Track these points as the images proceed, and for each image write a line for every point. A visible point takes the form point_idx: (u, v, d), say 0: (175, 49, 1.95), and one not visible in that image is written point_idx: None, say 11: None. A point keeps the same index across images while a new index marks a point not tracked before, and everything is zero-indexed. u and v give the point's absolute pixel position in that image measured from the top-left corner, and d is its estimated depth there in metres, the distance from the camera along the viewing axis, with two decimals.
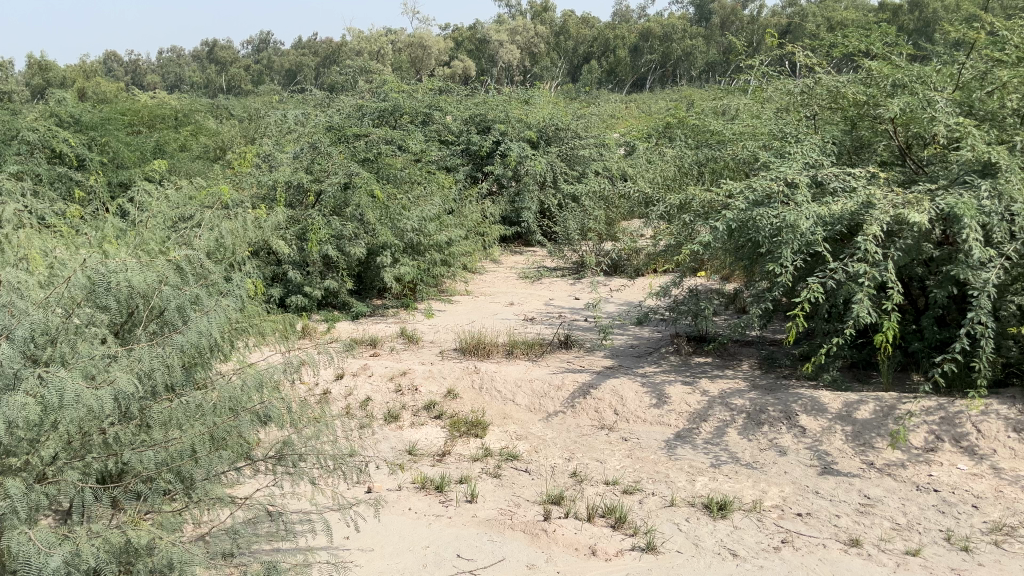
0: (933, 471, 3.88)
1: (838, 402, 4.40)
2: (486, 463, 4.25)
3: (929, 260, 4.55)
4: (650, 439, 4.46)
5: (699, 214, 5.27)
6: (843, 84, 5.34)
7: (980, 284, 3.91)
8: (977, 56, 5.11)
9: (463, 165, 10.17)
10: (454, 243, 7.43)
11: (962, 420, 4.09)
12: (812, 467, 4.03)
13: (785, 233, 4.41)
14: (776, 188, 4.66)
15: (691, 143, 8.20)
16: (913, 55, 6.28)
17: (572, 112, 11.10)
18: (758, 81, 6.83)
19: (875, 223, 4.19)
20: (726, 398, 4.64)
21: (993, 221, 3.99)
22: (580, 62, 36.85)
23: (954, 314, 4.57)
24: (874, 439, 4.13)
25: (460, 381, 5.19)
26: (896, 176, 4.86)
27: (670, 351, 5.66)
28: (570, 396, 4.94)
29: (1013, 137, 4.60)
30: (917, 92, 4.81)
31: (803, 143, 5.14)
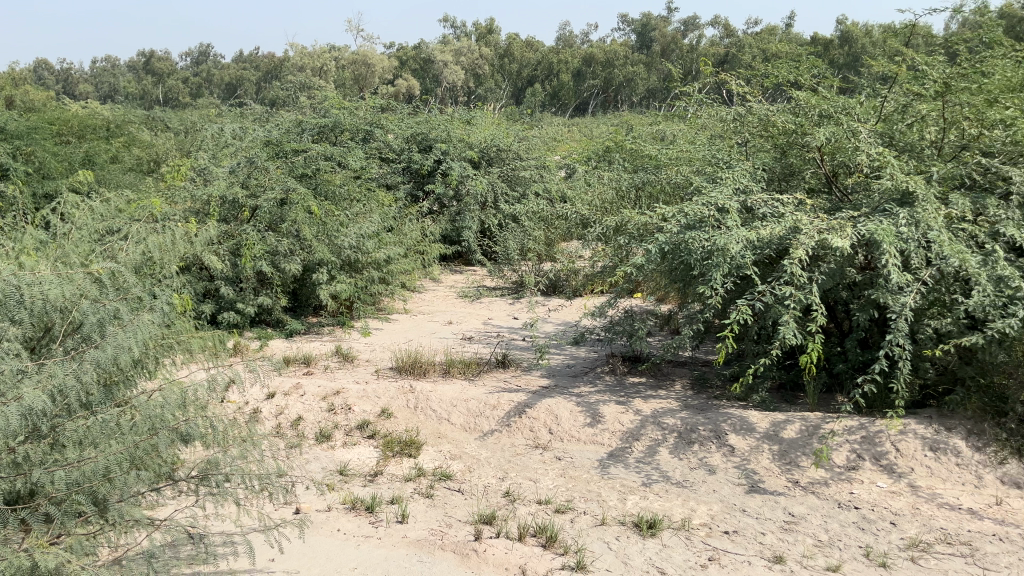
0: (854, 489, 3.99)
1: (766, 422, 4.50)
2: (418, 483, 4.21)
3: (853, 284, 4.70)
4: (583, 458, 4.49)
5: (634, 235, 5.35)
6: (773, 112, 5.52)
7: (899, 308, 4.04)
8: (899, 89, 5.32)
9: (404, 184, 10.16)
10: (392, 261, 7.39)
11: (882, 439, 4.22)
12: (739, 486, 4.11)
13: (715, 256, 4.51)
14: (708, 213, 4.77)
15: (629, 167, 8.35)
16: (840, 87, 6.52)
17: (513, 134, 11.18)
18: (693, 108, 7.00)
19: (801, 247, 4.31)
20: (658, 418, 4.71)
21: (911, 247, 4.15)
22: (523, 85, 37.31)
23: (875, 336, 4.73)
24: (799, 458, 4.24)
25: (395, 401, 5.15)
26: (822, 203, 5.03)
27: (605, 371, 5.73)
28: (506, 415, 4.94)
29: (931, 168, 4.81)
30: (842, 123, 5.00)
31: (735, 169, 5.28)
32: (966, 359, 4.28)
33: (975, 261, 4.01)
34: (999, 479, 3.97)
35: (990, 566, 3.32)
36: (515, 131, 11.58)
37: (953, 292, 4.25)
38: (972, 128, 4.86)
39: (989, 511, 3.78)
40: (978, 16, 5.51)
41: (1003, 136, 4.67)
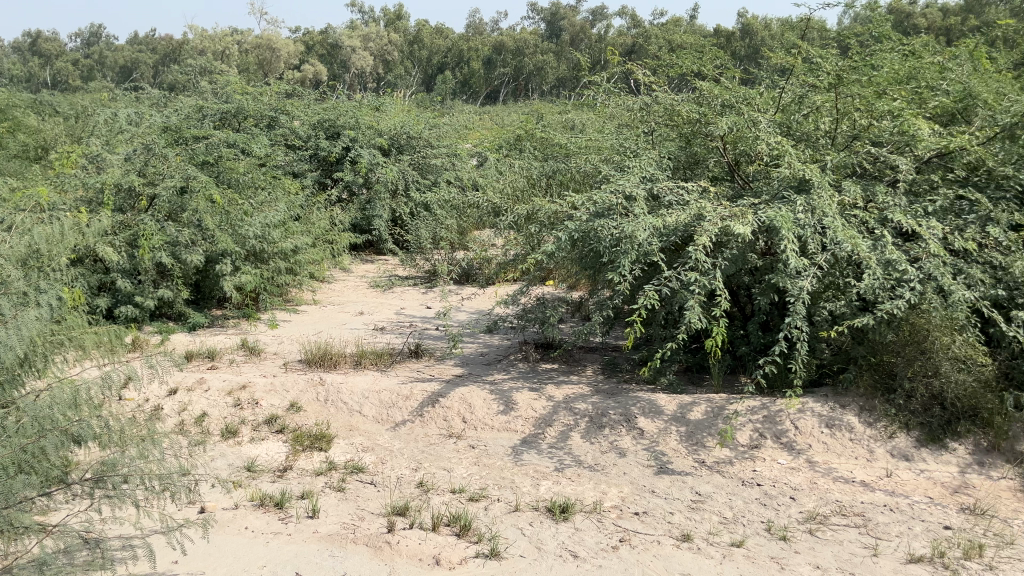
0: (756, 467, 4.14)
1: (673, 405, 4.62)
2: (330, 477, 4.13)
3: (754, 269, 4.87)
4: (497, 446, 4.50)
5: (545, 223, 5.39)
6: (678, 102, 5.64)
7: (797, 291, 4.20)
8: (796, 81, 5.51)
9: (311, 171, 9.93)
10: (300, 251, 7.21)
11: (782, 418, 4.40)
12: (649, 467, 4.21)
13: (623, 243, 4.58)
14: (616, 201, 4.84)
15: (540, 155, 8.39)
16: (741, 78, 6.72)
17: (423, 121, 11.06)
18: (601, 96, 7.08)
19: (705, 234, 4.42)
20: (570, 403, 4.77)
21: (807, 233, 4.32)
22: (433, 72, 37.02)
23: (775, 319, 4.91)
24: (705, 439, 4.38)
25: (304, 394, 5.04)
26: (724, 191, 5.17)
27: (518, 358, 5.76)
28: (419, 405, 4.91)
29: (825, 156, 5.01)
30: (743, 113, 5.15)
31: (642, 158, 5.38)
32: (858, 339, 4.49)
33: (866, 246, 4.20)
34: (889, 452, 4.20)
35: (881, 535, 3.51)
36: (426, 118, 11.46)
37: (846, 276, 4.44)
38: (863, 119, 5.09)
39: (880, 483, 3.99)
40: (868, 11, 5.77)
41: (890, 127, 4.93)
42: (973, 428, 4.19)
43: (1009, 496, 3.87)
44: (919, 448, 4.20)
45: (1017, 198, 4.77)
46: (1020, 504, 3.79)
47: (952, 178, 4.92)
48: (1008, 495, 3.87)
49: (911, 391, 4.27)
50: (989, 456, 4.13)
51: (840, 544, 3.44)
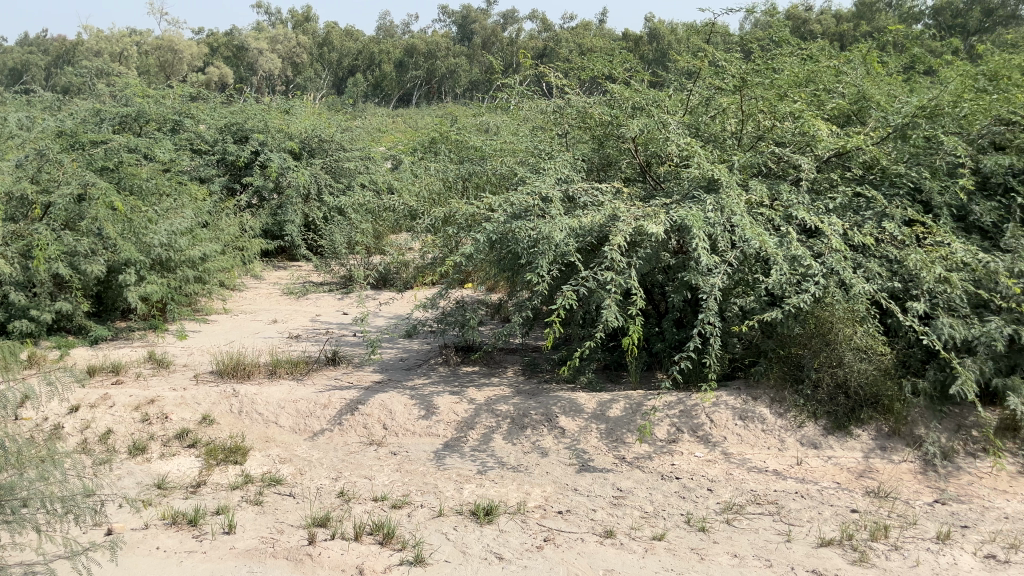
0: (674, 461, 4.24)
1: (593, 403, 4.69)
2: (246, 491, 4.01)
3: (667, 267, 4.98)
4: (419, 451, 4.46)
5: (462, 226, 5.37)
6: (591, 105, 5.73)
7: (709, 288, 4.31)
8: (703, 83, 5.66)
9: (218, 176, 9.64)
10: (209, 258, 6.97)
11: (698, 412, 4.51)
12: (571, 466, 4.25)
13: (541, 244, 4.60)
14: (532, 203, 4.87)
15: (456, 158, 8.37)
16: (651, 81, 6.85)
17: (335, 124, 10.88)
18: (515, 99, 7.12)
19: (620, 233, 4.49)
20: (491, 405, 4.77)
21: (717, 231, 4.44)
22: (344, 75, 36.50)
23: (689, 316, 5.04)
24: (625, 435, 4.45)
25: (217, 406, 4.88)
26: (637, 192, 5.27)
27: (438, 362, 5.73)
28: (337, 413, 4.81)
29: (732, 157, 5.17)
30: (653, 115, 5.27)
31: (556, 160, 5.43)
32: (768, 333, 4.64)
33: (773, 243, 4.34)
34: (799, 441, 4.36)
35: (794, 521, 3.63)
36: (338, 121, 11.27)
37: (755, 272, 4.58)
38: (766, 120, 5.25)
39: (792, 471, 4.14)
40: (769, 17, 5.99)
41: (792, 128, 5.13)
42: (875, 415, 4.39)
43: (910, 478, 4.06)
44: (826, 436, 4.37)
45: (909, 195, 5.03)
46: (921, 485, 3.99)
47: (850, 177, 5.14)
48: (909, 478, 4.06)
49: (817, 380, 4.44)
50: (891, 440, 4.32)
51: (756, 532, 3.54)
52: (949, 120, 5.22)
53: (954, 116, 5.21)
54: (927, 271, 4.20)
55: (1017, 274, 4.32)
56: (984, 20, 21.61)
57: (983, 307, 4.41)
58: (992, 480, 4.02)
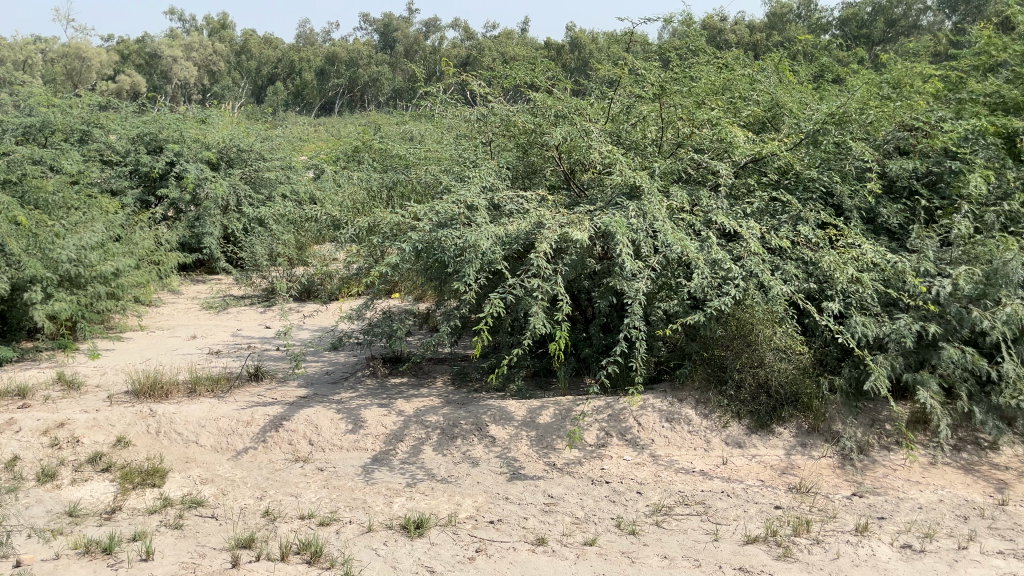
0: (604, 465, 4.28)
1: (522, 410, 4.70)
2: (164, 515, 3.85)
3: (593, 274, 5.03)
4: (346, 466, 4.37)
5: (387, 236, 5.31)
6: (514, 113, 5.76)
7: (633, 293, 4.36)
8: (623, 91, 5.75)
9: (131, 188, 9.30)
10: (123, 274, 6.67)
11: (626, 416, 4.57)
12: (502, 474, 4.23)
13: (467, 253, 4.57)
14: (458, 211, 4.84)
15: (379, 167, 8.29)
16: (572, 89, 6.93)
17: (254, 134, 10.62)
18: (438, 107, 7.09)
19: (545, 240, 4.50)
20: (420, 417, 4.73)
21: (640, 236, 4.50)
22: (263, 82, 35.78)
23: (615, 321, 5.10)
24: (555, 441, 4.47)
25: (133, 427, 4.69)
26: (562, 199, 5.31)
27: (366, 375, 5.64)
28: (261, 430, 4.68)
29: (653, 164, 5.27)
30: (576, 123, 5.32)
31: (481, 168, 5.43)
32: (691, 336, 4.73)
33: (694, 248, 4.42)
34: (724, 441, 4.45)
35: (722, 520, 3.70)
36: (257, 130, 11.01)
37: (678, 276, 4.66)
38: (685, 127, 5.37)
39: (718, 471, 4.22)
40: (686, 27, 6.14)
41: (710, 135, 5.25)
42: (796, 412, 4.51)
43: (829, 473, 4.19)
44: (750, 435, 4.48)
45: (821, 199, 5.22)
46: (839, 479, 4.11)
47: (766, 182, 5.30)
48: (828, 472, 4.19)
49: (739, 381, 4.55)
50: (811, 437, 4.45)
51: (684, 532, 3.59)
52: (856, 127, 5.42)
53: (861, 122, 5.43)
54: (840, 272, 4.34)
55: (923, 273, 4.50)
56: (886, 30, 22.70)
57: (893, 306, 4.58)
58: (905, 472, 4.17)
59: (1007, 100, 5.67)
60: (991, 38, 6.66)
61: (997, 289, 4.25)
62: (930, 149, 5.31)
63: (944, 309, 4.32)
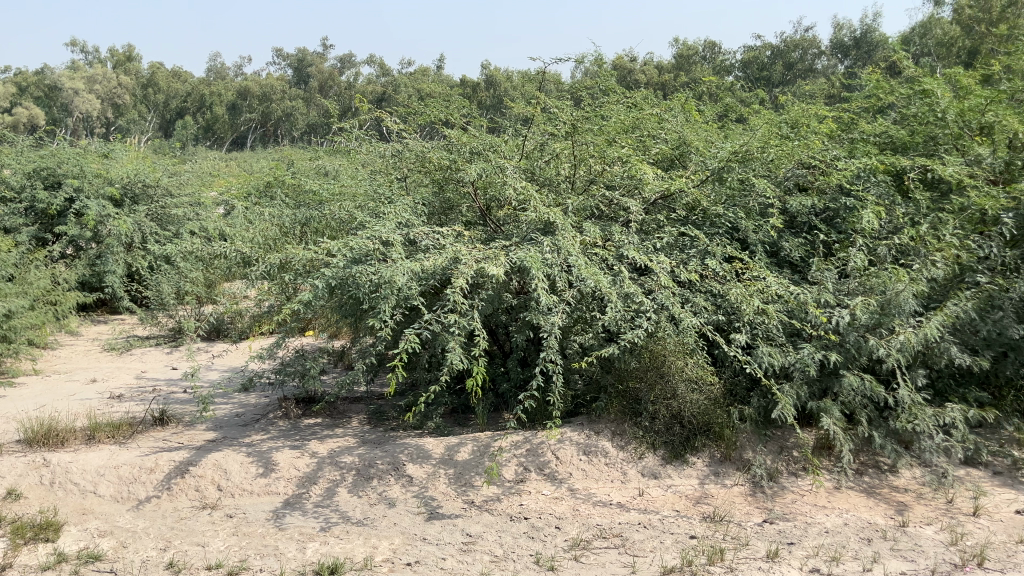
0: (522, 501, 4.26)
1: (440, 448, 4.66)
2: (58, 572, 3.62)
3: (510, 308, 5.05)
4: (257, 512, 4.21)
5: (300, 272, 5.21)
6: (429, 149, 5.78)
7: (549, 327, 4.39)
8: (537, 129, 5.85)
9: (26, 226, 8.89)
10: (16, 315, 6.34)
11: (544, 450, 4.59)
12: (419, 514, 4.16)
13: (382, 289, 4.51)
14: (373, 247, 4.78)
15: (293, 202, 8.17)
16: (487, 126, 7.00)
17: (161, 168, 10.30)
18: (353, 143, 7.06)
19: (461, 276, 4.48)
20: (335, 458, 4.63)
21: (555, 271, 4.54)
22: (172, 117, 34.96)
23: (532, 355, 5.13)
24: (472, 479, 4.43)
25: (25, 479, 4.43)
26: (478, 235, 5.34)
27: (278, 416, 5.48)
28: (165, 477, 4.48)
29: (566, 200, 5.36)
30: (491, 160, 5.38)
31: (396, 204, 5.41)
32: (606, 368, 4.80)
33: (607, 282, 4.49)
34: (640, 473, 4.51)
35: (638, 552, 3.72)
36: (164, 165, 10.70)
37: (592, 310, 4.72)
38: (597, 164, 5.51)
39: (634, 503, 4.25)
40: (597, 66, 6.30)
41: (621, 172, 5.40)
42: (708, 442, 4.62)
43: (741, 500, 4.27)
44: (664, 466, 4.56)
45: (727, 234, 5.41)
46: (751, 506, 4.20)
47: (675, 217, 5.47)
48: (741, 500, 4.27)
49: (654, 412, 4.64)
50: (723, 466, 4.55)
51: (602, 566, 3.59)
52: (759, 164, 5.66)
53: (762, 161, 5.66)
54: (747, 304, 4.48)
55: (823, 304, 4.70)
56: (786, 73, 23.84)
57: (797, 335, 4.76)
58: (813, 497, 4.30)
59: (895, 140, 6.04)
60: (879, 82, 7.09)
61: (891, 318, 4.46)
62: (826, 186, 5.59)
63: (844, 339, 4.50)
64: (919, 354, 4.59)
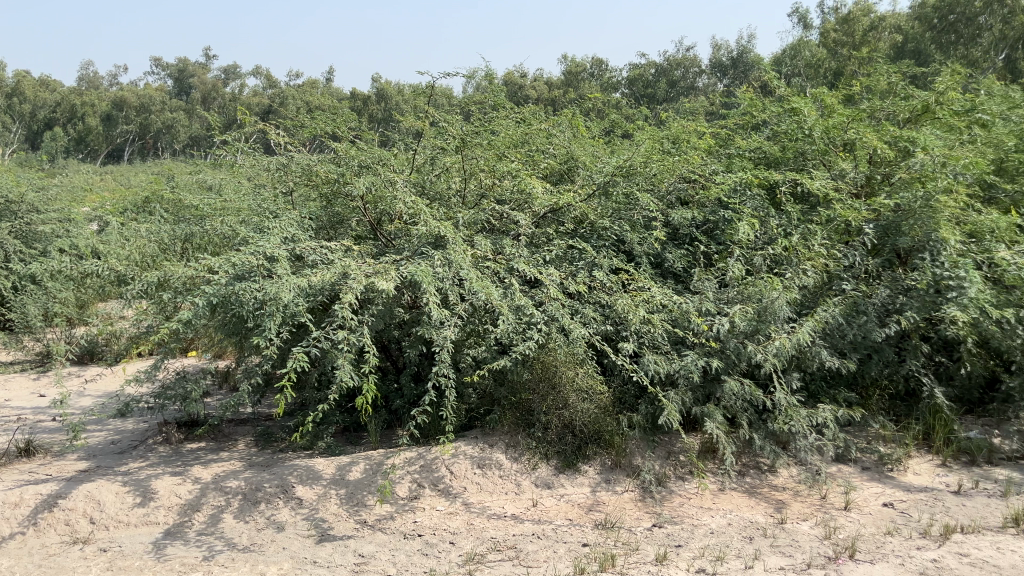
0: (416, 518, 4.22)
1: (331, 468, 4.58)
2: None
3: (402, 323, 5.00)
4: (134, 544, 3.98)
5: (180, 290, 4.99)
6: (315, 163, 5.66)
7: (441, 341, 4.37)
8: (426, 143, 5.83)
9: None
10: None
11: (438, 465, 4.59)
12: (309, 537, 4.04)
13: (268, 306, 4.37)
14: (258, 262, 4.63)
15: (172, 217, 7.84)
16: (376, 139, 6.94)
17: (26, 182, 9.65)
18: (236, 156, 6.84)
19: (350, 291, 4.40)
20: (219, 483, 4.46)
21: (446, 284, 4.52)
22: (40, 128, 32.94)
23: (425, 370, 5.10)
24: (365, 497, 4.36)
25: None
26: (368, 249, 5.27)
27: (158, 442, 5.22)
28: (31, 512, 4.19)
29: (457, 213, 5.34)
30: (380, 174, 5.33)
31: (282, 219, 5.27)
32: (499, 381, 4.83)
33: (498, 294, 4.51)
34: (533, 483, 4.55)
35: (532, 563, 3.73)
36: (28, 178, 10.06)
37: (484, 323, 4.73)
38: (487, 178, 5.54)
39: (528, 513, 4.28)
40: (487, 81, 6.34)
41: (511, 186, 5.46)
42: (599, 450, 4.72)
43: (631, 506, 4.37)
44: (557, 475, 4.62)
45: (614, 246, 5.56)
46: (641, 511, 4.30)
47: (564, 230, 5.56)
48: (631, 506, 4.37)
49: (546, 423, 4.70)
50: (614, 472, 4.65)
51: None
52: (642, 179, 5.86)
53: (645, 175, 5.87)
54: (634, 313, 4.60)
55: (705, 312, 4.88)
56: (669, 91, 24.72)
57: (681, 343, 4.92)
58: (699, 499, 4.45)
59: (768, 155, 6.37)
60: (753, 100, 7.42)
61: (767, 325, 4.68)
62: (706, 200, 5.85)
63: (725, 346, 4.69)
64: (793, 358, 4.83)
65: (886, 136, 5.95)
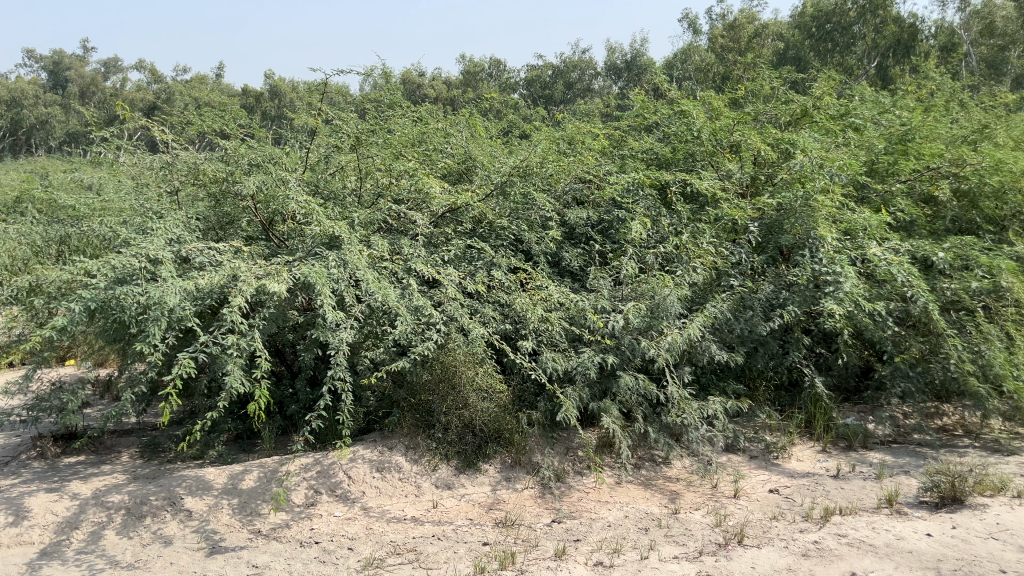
0: (313, 525, 4.12)
1: (222, 478, 4.42)
2: None
3: (296, 326, 4.87)
4: (5, 566, 3.70)
5: (54, 295, 4.69)
6: (202, 161, 5.44)
7: (336, 343, 4.27)
8: (320, 142, 5.69)
9: None
10: None
11: (335, 470, 4.50)
12: (199, 550, 3.87)
13: (151, 310, 4.17)
14: (139, 265, 4.40)
15: (45, 219, 7.38)
16: (267, 137, 6.73)
17: None
18: (116, 154, 6.50)
19: (240, 294, 4.24)
20: (100, 498, 4.23)
21: (341, 286, 4.43)
22: None
23: (320, 373, 4.99)
24: (259, 506, 4.23)
25: None
26: (259, 250, 5.11)
27: (31, 458, 4.90)
28: None
29: (352, 213, 5.22)
30: (271, 172, 5.17)
31: (166, 219, 5.04)
32: (397, 383, 4.77)
33: (395, 295, 4.45)
34: (433, 484, 4.52)
35: (432, 564, 3.70)
36: None
37: (381, 324, 4.66)
38: (383, 177, 5.47)
39: (428, 515, 4.25)
40: (382, 79, 6.25)
41: (407, 185, 5.41)
42: (499, 449, 4.73)
43: (531, 503, 4.40)
44: (457, 476, 4.60)
45: (512, 245, 5.60)
46: (540, 508, 4.34)
47: (462, 230, 5.54)
48: (531, 503, 4.40)
49: (446, 424, 4.68)
50: (513, 471, 4.68)
51: None
52: (538, 178, 5.84)
53: (542, 175, 5.86)
54: (532, 312, 4.63)
55: (600, 310, 4.97)
56: (566, 92, 25.09)
57: (578, 341, 4.99)
58: (596, 494, 4.53)
59: (660, 157, 6.56)
60: (645, 102, 7.60)
61: (660, 321, 4.80)
62: (601, 200, 6.00)
63: (620, 342, 4.78)
64: (685, 353, 4.98)
65: (768, 138, 6.21)
